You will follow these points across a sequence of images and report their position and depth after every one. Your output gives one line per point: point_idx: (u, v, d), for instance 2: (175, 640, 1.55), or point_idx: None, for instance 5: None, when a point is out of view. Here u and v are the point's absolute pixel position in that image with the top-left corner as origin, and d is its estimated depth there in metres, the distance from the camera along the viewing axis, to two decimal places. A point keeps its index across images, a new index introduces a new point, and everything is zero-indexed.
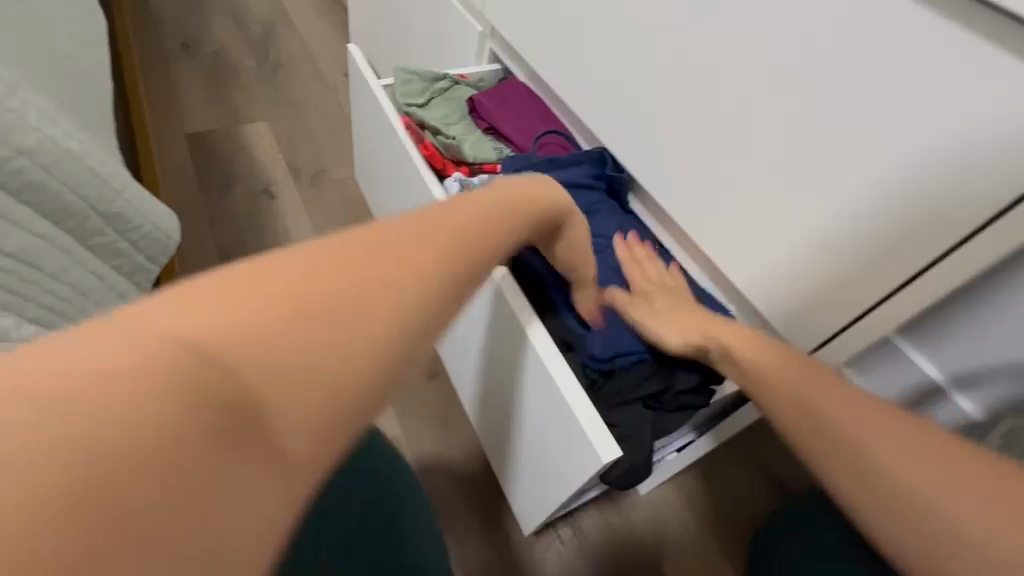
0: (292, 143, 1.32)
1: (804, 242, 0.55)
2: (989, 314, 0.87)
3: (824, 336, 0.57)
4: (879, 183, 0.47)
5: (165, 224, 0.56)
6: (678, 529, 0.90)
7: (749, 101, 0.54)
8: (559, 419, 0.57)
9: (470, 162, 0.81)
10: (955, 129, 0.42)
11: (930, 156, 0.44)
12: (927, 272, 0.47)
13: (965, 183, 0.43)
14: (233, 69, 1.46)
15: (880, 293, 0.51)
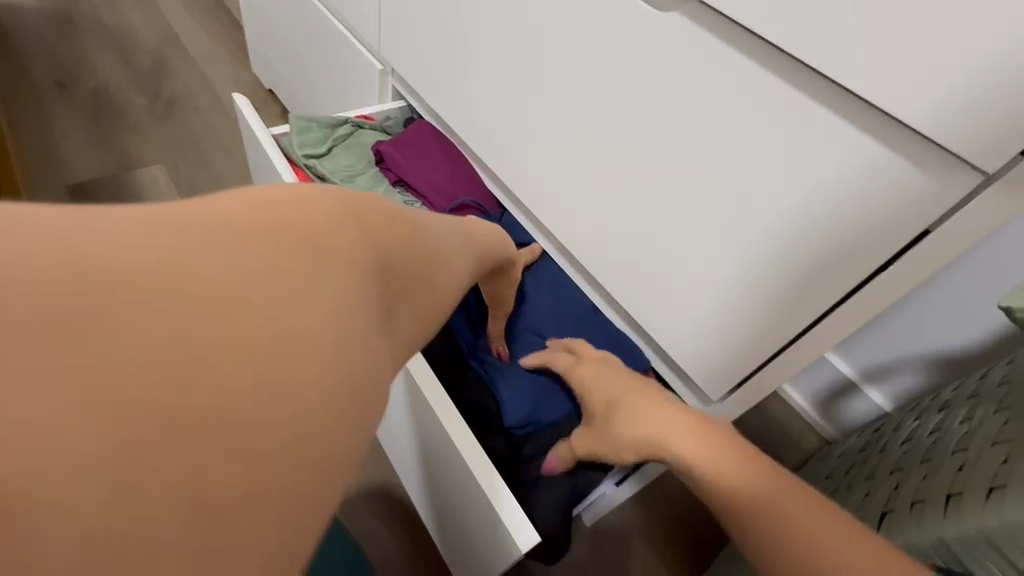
0: (192, 187, 1.22)
1: (706, 291, 0.55)
2: (888, 315, 0.93)
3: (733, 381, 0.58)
4: (766, 242, 0.48)
5: None
6: (625, 556, 0.90)
7: (649, 154, 0.54)
8: (476, 499, 0.55)
9: None
10: (832, 187, 0.43)
11: (813, 212, 0.45)
12: (820, 323, 0.49)
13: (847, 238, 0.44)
14: (119, 108, 1.33)
15: (780, 343, 0.52)
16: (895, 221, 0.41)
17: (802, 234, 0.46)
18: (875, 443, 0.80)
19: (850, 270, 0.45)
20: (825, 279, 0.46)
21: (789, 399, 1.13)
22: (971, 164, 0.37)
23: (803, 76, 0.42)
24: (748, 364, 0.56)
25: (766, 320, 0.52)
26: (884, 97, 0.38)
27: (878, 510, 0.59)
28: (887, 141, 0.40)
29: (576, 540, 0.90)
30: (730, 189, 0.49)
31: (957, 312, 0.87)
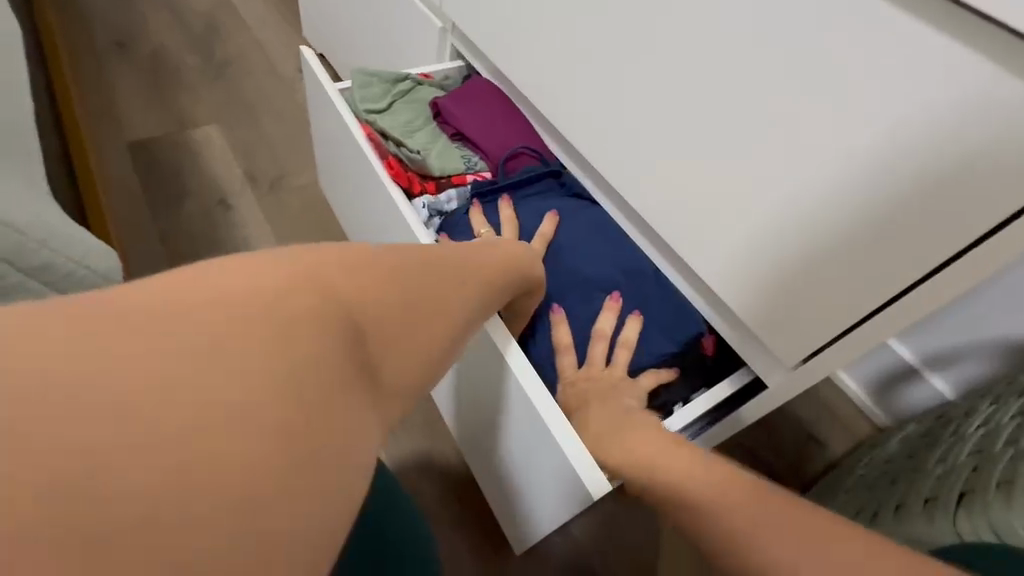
0: (246, 147, 1.24)
1: (786, 253, 0.53)
2: (960, 298, 0.88)
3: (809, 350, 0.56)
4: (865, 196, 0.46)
5: (101, 262, 0.50)
6: (670, 527, 0.89)
7: (735, 105, 0.51)
8: (545, 444, 0.54)
9: (437, 176, 0.78)
10: (952, 131, 0.39)
11: (921, 160, 0.42)
12: (919, 284, 0.46)
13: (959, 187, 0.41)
14: (177, 69, 1.36)
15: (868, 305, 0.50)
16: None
17: (908, 185, 0.43)
18: (941, 428, 0.77)
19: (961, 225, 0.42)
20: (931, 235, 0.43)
21: (842, 386, 1.09)
22: None
23: (934, 9, 0.38)
24: (828, 331, 0.54)
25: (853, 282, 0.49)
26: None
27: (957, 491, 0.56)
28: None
29: (619, 508, 0.90)
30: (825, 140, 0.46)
31: None
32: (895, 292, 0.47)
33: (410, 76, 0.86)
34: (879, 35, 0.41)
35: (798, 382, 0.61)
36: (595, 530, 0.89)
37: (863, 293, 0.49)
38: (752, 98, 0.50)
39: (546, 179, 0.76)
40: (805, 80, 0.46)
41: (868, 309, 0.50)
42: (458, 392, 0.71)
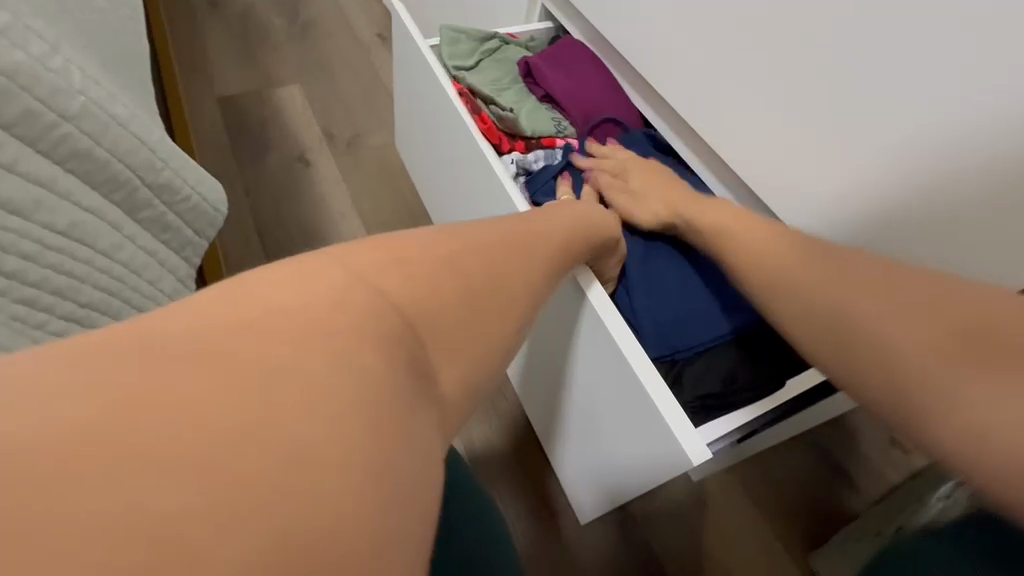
0: (325, 107, 1.27)
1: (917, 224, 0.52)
2: None
3: None
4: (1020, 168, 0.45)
5: (210, 193, 0.52)
6: (734, 515, 0.86)
7: None
8: (637, 410, 0.52)
9: (527, 135, 0.76)
10: None
11: None
12: None
13: None
14: (263, 29, 1.39)
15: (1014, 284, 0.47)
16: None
17: None
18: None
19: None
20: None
21: None
22: None
23: None
24: None
25: None
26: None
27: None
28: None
29: (679, 493, 0.87)
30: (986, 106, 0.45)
31: None
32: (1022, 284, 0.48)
33: (499, 35, 0.84)
34: None
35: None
36: (655, 509, 0.87)
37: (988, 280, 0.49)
38: None
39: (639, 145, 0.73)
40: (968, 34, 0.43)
41: None
42: (529, 353, 0.69)
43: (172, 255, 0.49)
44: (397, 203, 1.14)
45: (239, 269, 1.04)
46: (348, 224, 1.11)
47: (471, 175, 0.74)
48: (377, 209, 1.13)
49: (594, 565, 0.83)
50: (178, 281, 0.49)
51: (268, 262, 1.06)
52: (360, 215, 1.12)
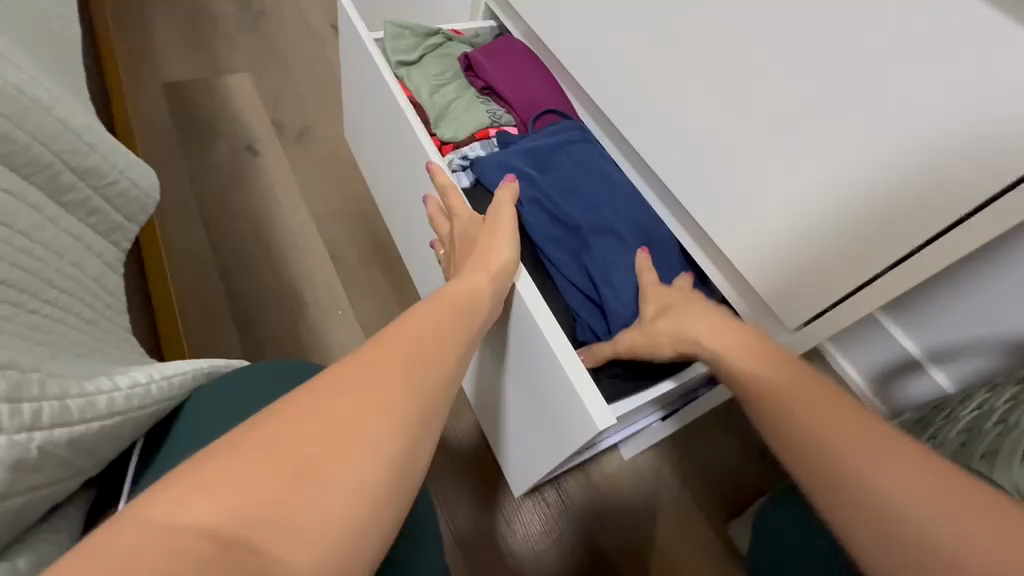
0: (275, 96, 1.26)
1: (808, 214, 0.59)
2: (971, 288, 0.88)
3: (808, 315, 0.64)
4: (899, 171, 0.52)
5: (138, 178, 0.54)
6: (661, 488, 0.92)
7: None
8: (551, 381, 0.57)
9: (459, 134, 0.79)
10: (968, 113, 0.47)
11: (947, 138, 0.49)
12: (923, 249, 0.54)
13: (963, 171, 0.49)
14: (211, 15, 1.37)
15: (878, 268, 0.57)
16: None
17: (939, 157, 0.50)
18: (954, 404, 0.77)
19: (995, 170, 0.47)
20: (955, 190, 0.50)
21: (843, 374, 1.08)
22: None
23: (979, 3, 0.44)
24: (834, 294, 0.61)
25: (860, 247, 0.57)
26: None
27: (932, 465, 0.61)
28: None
29: (613, 469, 0.93)
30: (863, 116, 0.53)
31: None
32: (889, 265, 0.56)
33: (441, 31, 0.87)
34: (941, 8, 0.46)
35: (805, 342, 0.67)
36: (594, 493, 0.91)
37: (861, 264, 0.58)
38: None
39: (578, 136, 0.77)
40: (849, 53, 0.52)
41: (872, 274, 0.57)
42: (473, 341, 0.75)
43: (98, 238, 0.50)
44: (347, 193, 1.15)
45: (183, 260, 1.04)
46: (297, 213, 1.12)
47: (410, 165, 0.77)
48: (326, 199, 1.14)
49: (532, 542, 0.87)
50: (105, 265, 0.50)
51: (213, 251, 1.05)
52: (309, 206, 1.13)
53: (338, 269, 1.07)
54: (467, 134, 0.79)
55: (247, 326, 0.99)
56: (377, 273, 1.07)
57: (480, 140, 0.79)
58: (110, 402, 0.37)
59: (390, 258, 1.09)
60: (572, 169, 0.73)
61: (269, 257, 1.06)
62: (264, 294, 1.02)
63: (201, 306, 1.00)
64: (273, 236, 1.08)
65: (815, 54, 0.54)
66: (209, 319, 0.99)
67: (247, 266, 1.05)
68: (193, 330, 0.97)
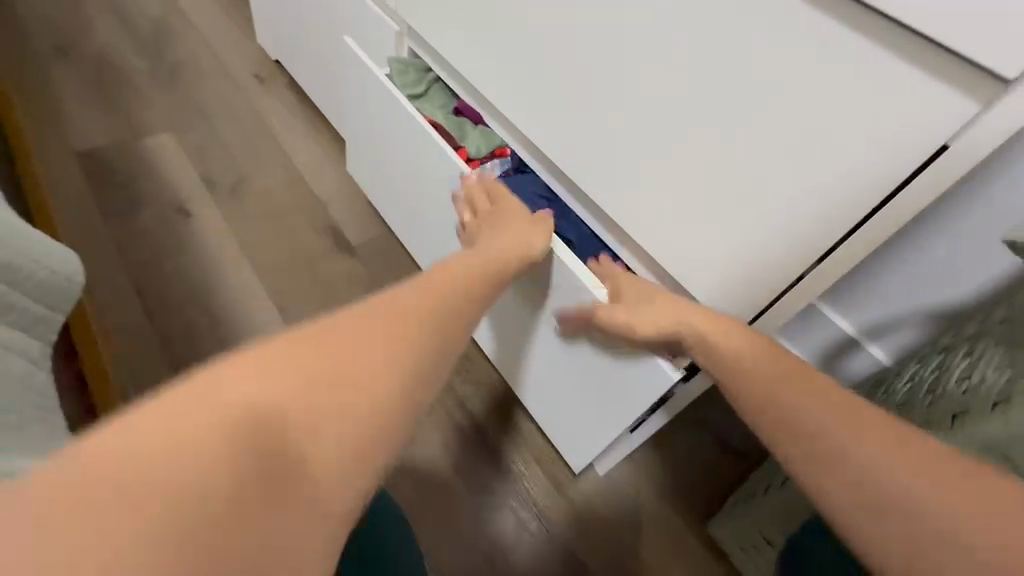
0: (202, 153, 1.22)
1: (721, 229, 0.57)
2: (885, 267, 0.96)
3: (753, 312, 0.59)
4: (795, 181, 0.49)
5: (60, 264, 0.51)
6: (638, 500, 0.94)
7: (680, 101, 0.54)
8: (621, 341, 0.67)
9: (479, 158, 0.84)
10: (870, 113, 0.42)
11: (836, 139, 0.45)
12: (834, 251, 0.50)
13: (865, 177, 0.45)
14: (123, 75, 1.33)
15: (794, 273, 0.54)
16: (931, 125, 0.40)
17: (837, 163, 0.46)
18: (900, 375, 0.81)
19: (889, 171, 0.44)
20: (854, 191, 0.46)
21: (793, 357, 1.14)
22: (996, 75, 0.36)
23: (858, 15, 0.41)
24: (763, 299, 0.58)
25: (775, 254, 0.54)
26: (967, 45, 0.37)
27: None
28: (940, 77, 0.39)
29: (591, 487, 0.94)
30: (754, 129, 0.49)
31: (944, 275, 0.92)
32: (804, 269, 0.53)
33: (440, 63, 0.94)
34: (819, 25, 0.42)
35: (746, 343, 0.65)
36: (569, 503, 0.93)
37: (780, 268, 0.55)
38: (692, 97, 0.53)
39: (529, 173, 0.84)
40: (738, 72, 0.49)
41: (787, 282, 0.55)
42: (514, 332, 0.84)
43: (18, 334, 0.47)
44: (287, 243, 1.12)
45: (121, 335, 0.98)
46: (239, 269, 1.08)
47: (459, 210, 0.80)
48: (267, 250, 1.11)
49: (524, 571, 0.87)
50: (31, 365, 0.48)
51: (151, 320, 1.00)
52: (251, 261, 1.09)
53: (289, 322, 1.04)
54: (488, 151, 0.85)
55: None
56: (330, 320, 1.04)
57: (498, 159, 0.84)
58: None
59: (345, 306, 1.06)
60: (538, 191, 0.80)
61: (214, 315, 1.03)
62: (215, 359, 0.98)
63: (145, 378, 0.95)
64: (214, 295, 1.05)
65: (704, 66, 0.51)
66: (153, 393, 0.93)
67: (194, 335, 1.00)
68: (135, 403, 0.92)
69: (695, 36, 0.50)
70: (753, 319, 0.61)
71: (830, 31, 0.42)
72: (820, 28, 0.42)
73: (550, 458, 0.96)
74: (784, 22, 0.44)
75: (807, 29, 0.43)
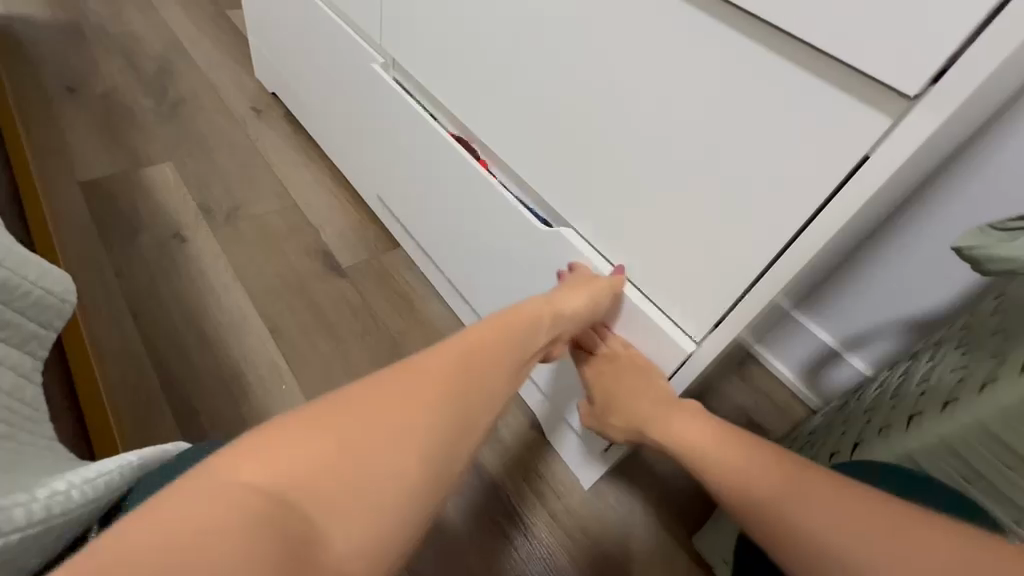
0: (200, 182, 1.27)
1: (676, 244, 0.59)
2: (860, 279, 0.99)
3: (705, 328, 0.61)
4: (735, 199, 0.52)
5: (53, 284, 0.54)
6: (623, 516, 0.94)
7: (634, 124, 0.57)
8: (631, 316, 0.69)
9: None
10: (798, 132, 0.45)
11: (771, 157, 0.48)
12: (768, 270, 0.52)
13: (795, 194, 0.47)
14: (128, 110, 1.39)
15: (738, 289, 0.56)
16: (849, 141, 0.43)
17: (771, 180, 0.48)
18: (869, 386, 0.83)
19: (815, 186, 0.46)
20: (785, 206, 0.49)
21: (776, 372, 1.17)
22: (899, 91, 0.39)
23: (781, 42, 0.44)
24: (712, 316, 0.60)
25: (722, 269, 0.56)
26: (871, 65, 0.39)
27: (873, 434, 0.60)
28: (856, 98, 0.42)
29: (577, 503, 0.94)
30: (699, 148, 0.53)
31: (917, 286, 0.94)
32: (745, 287, 0.55)
33: None
34: (748, 51, 0.46)
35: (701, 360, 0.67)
36: (554, 517, 0.92)
37: (727, 283, 0.57)
38: (644, 120, 0.56)
39: None
40: (682, 96, 0.52)
41: (732, 298, 0.57)
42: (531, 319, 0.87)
43: (9, 350, 0.49)
44: (279, 266, 1.16)
45: (112, 357, 1.00)
46: (231, 291, 1.11)
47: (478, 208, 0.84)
48: (259, 274, 1.14)
49: None
50: (19, 377, 0.50)
51: (145, 342, 1.03)
52: (244, 284, 1.13)
53: (279, 343, 1.06)
54: None
55: (186, 416, 0.96)
56: (319, 341, 1.07)
57: None
58: (27, 514, 0.37)
59: (334, 327, 1.09)
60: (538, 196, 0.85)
61: (206, 337, 1.05)
62: (205, 380, 1.00)
63: (136, 398, 0.96)
64: (206, 316, 1.07)
65: (652, 91, 0.54)
66: (143, 413, 0.95)
67: (186, 357, 1.02)
68: (125, 423, 0.93)
69: (642, 64, 0.54)
70: (704, 336, 0.63)
71: (758, 57, 0.45)
72: (750, 54, 0.46)
73: (535, 469, 0.97)
74: (719, 49, 0.47)
75: (740, 56, 0.46)
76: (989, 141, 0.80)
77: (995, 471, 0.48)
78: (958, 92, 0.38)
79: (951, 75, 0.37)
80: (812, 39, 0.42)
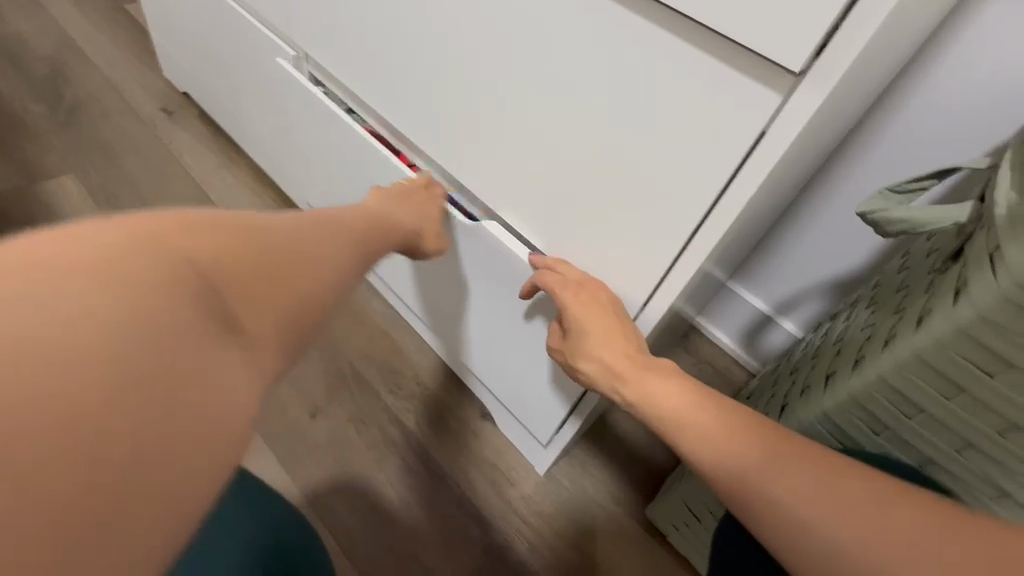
0: (108, 191, 1.18)
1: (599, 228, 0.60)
2: (786, 244, 1.03)
3: (635, 309, 0.63)
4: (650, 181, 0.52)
5: None
6: (579, 495, 0.95)
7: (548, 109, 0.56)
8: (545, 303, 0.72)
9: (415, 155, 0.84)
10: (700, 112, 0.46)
11: (678, 137, 0.48)
12: (687, 248, 0.54)
13: (704, 173, 0.48)
14: (19, 119, 1.27)
15: (662, 269, 0.57)
16: (747, 116, 0.44)
17: (682, 160, 0.49)
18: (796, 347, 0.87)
19: (722, 162, 0.47)
20: (696, 186, 0.50)
21: (717, 341, 1.21)
22: (785, 67, 0.40)
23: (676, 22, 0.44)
24: (640, 296, 0.61)
25: (646, 249, 0.57)
26: (758, 40, 0.40)
27: (797, 393, 0.63)
28: (750, 76, 0.42)
29: (532, 488, 0.95)
30: (610, 132, 0.53)
31: (837, 248, 0.99)
32: (667, 267, 0.56)
33: None
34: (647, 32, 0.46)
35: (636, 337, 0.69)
36: (509, 505, 0.93)
37: (650, 262, 0.58)
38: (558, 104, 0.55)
39: None
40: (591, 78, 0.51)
41: (657, 278, 0.58)
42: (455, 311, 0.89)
43: None
44: None
45: None
46: None
47: None
48: None
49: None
50: None
51: None
52: None
53: None
54: None
55: None
56: None
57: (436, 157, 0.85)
58: None
59: None
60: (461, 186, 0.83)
61: None
62: None
63: None
64: None
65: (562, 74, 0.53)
66: None
67: None
68: None
69: (550, 47, 0.53)
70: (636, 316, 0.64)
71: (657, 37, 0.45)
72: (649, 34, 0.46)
73: (487, 458, 0.96)
74: (619, 30, 0.47)
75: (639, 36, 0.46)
76: (892, 106, 0.83)
77: (934, 407, 0.48)
78: (838, 64, 0.39)
79: (831, 49, 0.39)
80: (703, 19, 0.42)
